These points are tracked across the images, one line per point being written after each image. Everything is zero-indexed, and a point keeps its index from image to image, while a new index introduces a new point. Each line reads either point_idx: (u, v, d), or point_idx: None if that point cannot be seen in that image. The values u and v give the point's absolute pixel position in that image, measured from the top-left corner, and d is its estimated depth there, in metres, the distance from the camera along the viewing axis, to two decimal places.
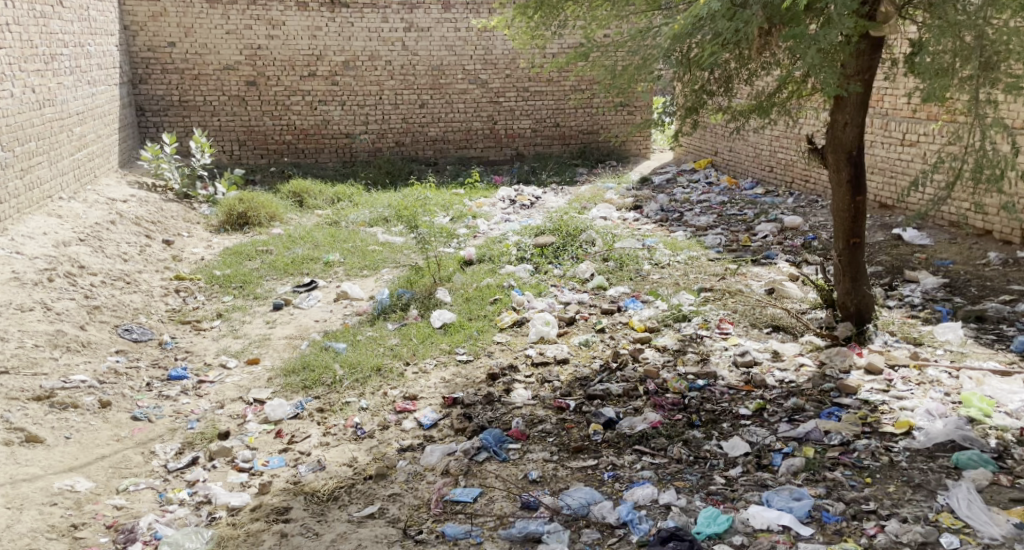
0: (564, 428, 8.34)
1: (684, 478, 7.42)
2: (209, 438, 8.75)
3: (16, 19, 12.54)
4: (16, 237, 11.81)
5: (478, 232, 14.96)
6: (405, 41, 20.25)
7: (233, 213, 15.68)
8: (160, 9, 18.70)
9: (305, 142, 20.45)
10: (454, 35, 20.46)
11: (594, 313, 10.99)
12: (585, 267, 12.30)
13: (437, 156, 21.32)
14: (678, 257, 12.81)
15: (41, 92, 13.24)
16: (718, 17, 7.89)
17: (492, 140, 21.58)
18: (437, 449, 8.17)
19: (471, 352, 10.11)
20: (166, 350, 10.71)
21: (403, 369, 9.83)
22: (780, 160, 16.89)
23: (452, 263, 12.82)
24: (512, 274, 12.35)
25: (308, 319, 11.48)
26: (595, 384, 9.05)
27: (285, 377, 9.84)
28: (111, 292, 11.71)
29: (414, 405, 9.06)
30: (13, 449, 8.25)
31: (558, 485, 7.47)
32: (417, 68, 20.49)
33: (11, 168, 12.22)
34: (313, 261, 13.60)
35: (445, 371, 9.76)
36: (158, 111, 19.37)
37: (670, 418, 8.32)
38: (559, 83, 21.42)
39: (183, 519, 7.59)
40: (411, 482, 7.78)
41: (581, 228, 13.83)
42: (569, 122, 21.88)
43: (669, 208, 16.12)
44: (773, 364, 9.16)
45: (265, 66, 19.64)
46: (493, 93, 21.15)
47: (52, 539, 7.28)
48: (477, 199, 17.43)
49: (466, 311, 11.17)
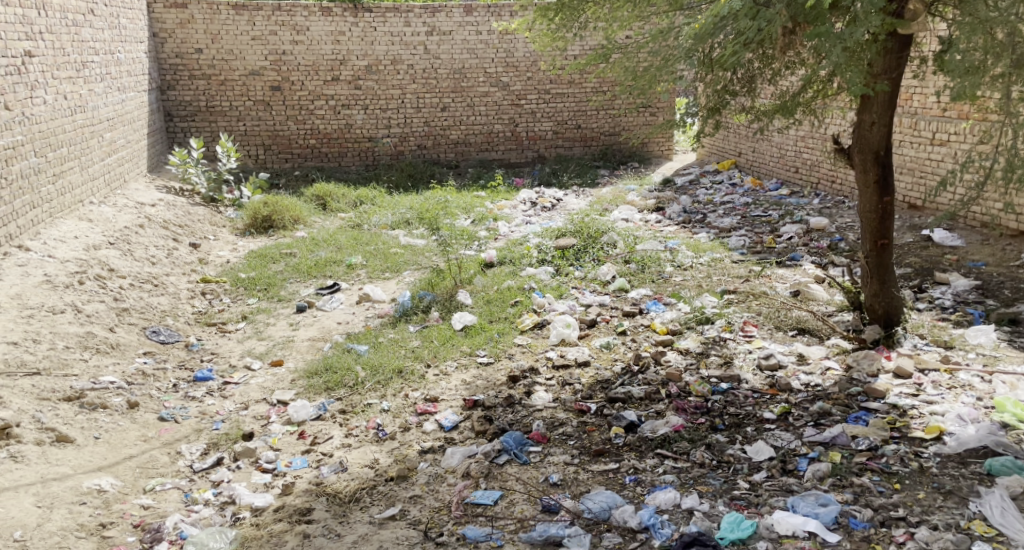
0: (585, 431, 8.42)
1: (707, 482, 7.48)
2: (234, 438, 8.92)
3: (49, 27, 12.81)
4: (49, 241, 12.06)
5: (499, 235, 15.06)
6: (427, 45, 20.39)
7: (259, 216, 15.91)
8: (187, 16, 19.00)
9: (329, 146, 20.66)
10: (475, 38, 20.56)
11: (616, 315, 11.06)
12: (606, 269, 12.37)
13: (458, 159, 21.47)
14: (701, 259, 12.84)
15: (73, 98, 13.50)
16: (740, 16, 7.96)
17: (513, 143, 21.70)
18: (458, 451, 8.28)
19: (492, 355, 10.21)
20: (192, 352, 10.90)
21: (424, 371, 9.95)
22: (806, 160, 16.84)
23: (473, 266, 12.93)
24: (533, 276, 12.44)
25: (331, 321, 11.63)
26: (617, 387, 9.12)
27: (308, 379, 9.99)
28: (140, 295, 11.94)
29: (435, 407, 9.19)
30: (44, 449, 8.45)
31: (579, 489, 7.55)
32: (439, 71, 20.64)
33: (44, 174, 12.48)
34: (335, 264, 13.77)
35: (466, 373, 9.87)
36: (186, 117, 19.69)
37: (693, 421, 8.37)
38: (580, 84, 21.46)
39: (208, 519, 7.75)
40: (432, 484, 7.89)
41: (602, 230, 13.88)
42: (590, 124, 21.90)
43: (692, 210, 16.14)
44: (798, 367, 9.17)
45: (290, 71, 19.87)
46: (514, 96, 21.24)
47: (81, 538, 7.46)
48: (499, 201, 17.53)
49: (487, 314, 11.27)
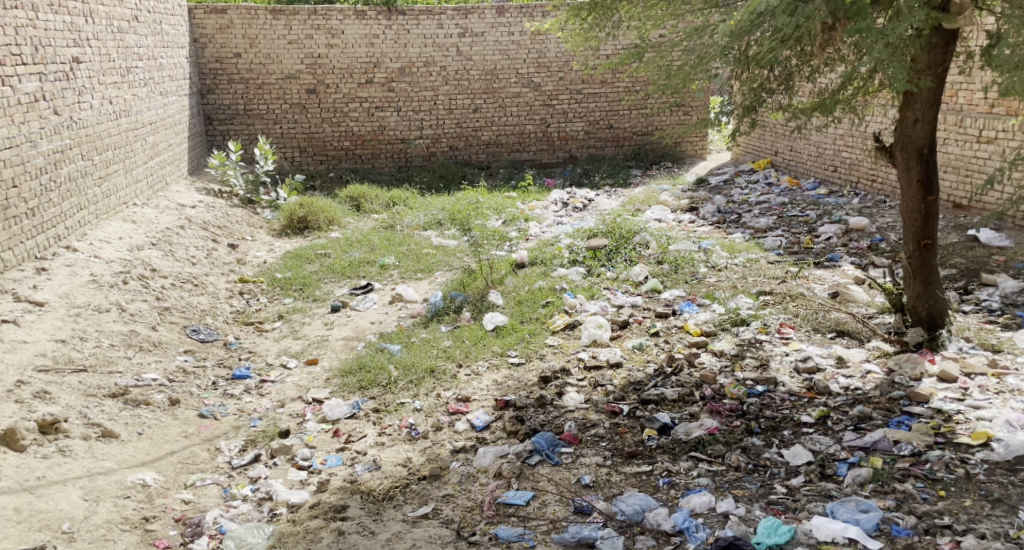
0: (617, 433, 8.53)
1: (743, 486, 7.55)
2: (271, 436, 9.16)
3: (96, 34, 13.19)
4: (95, 242, 12.42)
5: (530, 235, 15.21)
6: (460, 46, 20.58)
7: (294, 217, 16.21)
8: (227, 21, 19.41)
9: (362, 148, 20.96)
10: (507, 39, 20.72)
11: (648, 316, 11.17)
12: (639, 270, 12.46)
13: (490, 159, 21.66)
14: (737, 259, 12.87)
15: (118, 103, 13.87)
16: (778, 12, 8.01)
17: (545, 143, 21.86)
18: (490, 451, 8.44)
19: (524, 355, 10.36)
20: (231, 351, 11.19)
21: (456, 371, 10.13)
22: (845, 159, 16.78)
23: (504, 266, 13.10)
24: (564, 277, 12.57)
25: (365, 321, 11.86)
26: (650, 388, 9.24)
27: (342, 378, 10.21)
28: (181, 294, 12.26)
29: (467, 407, 9.37)
30: (90, 444, 8.72)
31: (611, 491, 7.67)
32: (471, 73, 20.83)
33: (90, 177, 12.85)
34: (369, 265, 14.01)
35: (497, 373, 10.04)
36: (225, 120, 20.11)
37: (728, 424, 8.44)
38: (613, 84, 21.53)
39: (246, 515, 7.97)
40: (464, 484, 8.06)
41: (634, 230, 13.96)
42: (622, 124, 21.97)
43: (726, 210, 16.17)
44: (837, 370, 9.22)
45: (325, 74, 20.18)
46: (546, 96, 21.40)
47: (126, 530, 7.70)
48: (530, 202, 17.68)
49: (519, 314, 11.43)
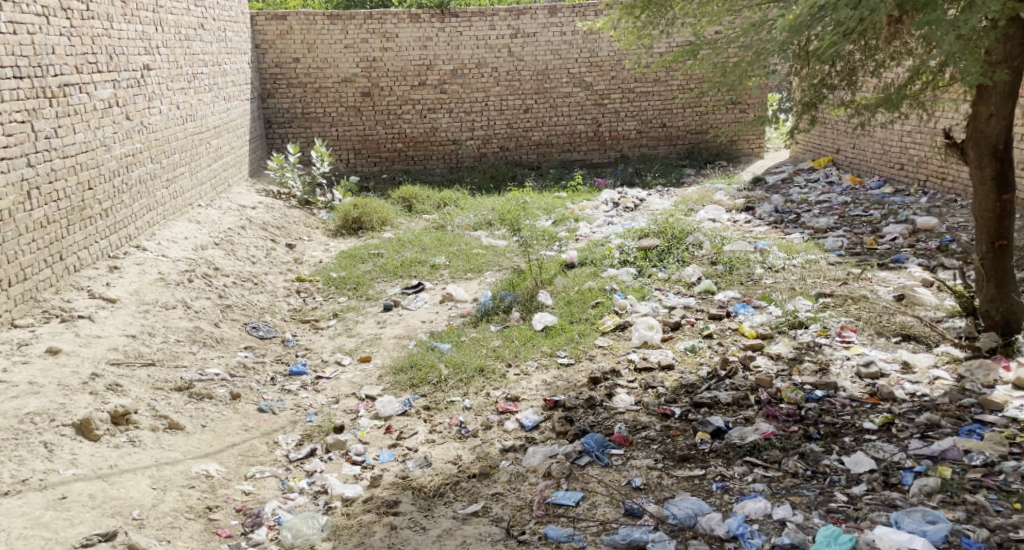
0: (669, 436, 8.69)
1: (801, 493, 7.57)
2: (326, 431, 9.45)
3: (165, 42, 13.76)
4: (162, 241, 12.95)
5: (579, 235, 15.41)
6: (511, 47, 20.88)
7: (349, 218, 16.65)
8: (287, 27, 19.97)
9: (415, 150, 21.38)
10: (559, 39, 20.96)
11: (701, 318, 11.28)
12: (691, 270, 12.59)
13: (540, 160, 21.91)
14: (795, 261, 12.88)
15: (184, 108, 14.43)
16: (841, 6, 7.84)
17: (596, 143, 21.98)
18: (539, 451, 8.65)
19: (573, 356, 10.57)
20: (288, 347, 11.59)
21: (505, 371, 10.39)
22: (912, 157, 16.61)
23: (554, 266, 13.34)
24: (615, 278, 12.76)
25: (416, 320, 12.19)
26: (703, 391, 9.36)
27: (393, 375, 10.53)
28: (242, 292, 12.73)
29: (516, 406, 9.61)
30: (158, 435, 8.88)
31: (662, 494, 7.80)
32: (522, 73, 21.12)
33: (158, 179, 13.41)
34: (420, 264, 14.36)
35: (546, 374, 10.26)
36: (283, 124, 20.67)
37: (784, 430, 8.49)
38: (666, 82, 21.55)
39: (302, 507, 8.23)
40: (514, 483, 8.27)
41: (687, 230, 14.04)
42: (676, 122, 21.96)
43: (784, 209, 16.21)
44: (903, 376, 9.21)
45: (380, 78, 20.63)
46: (598, 95, 21.56)
47: (191, 519, 7.90)
48: (580, 202, 17.87)
49: (568, 315, 11.64)
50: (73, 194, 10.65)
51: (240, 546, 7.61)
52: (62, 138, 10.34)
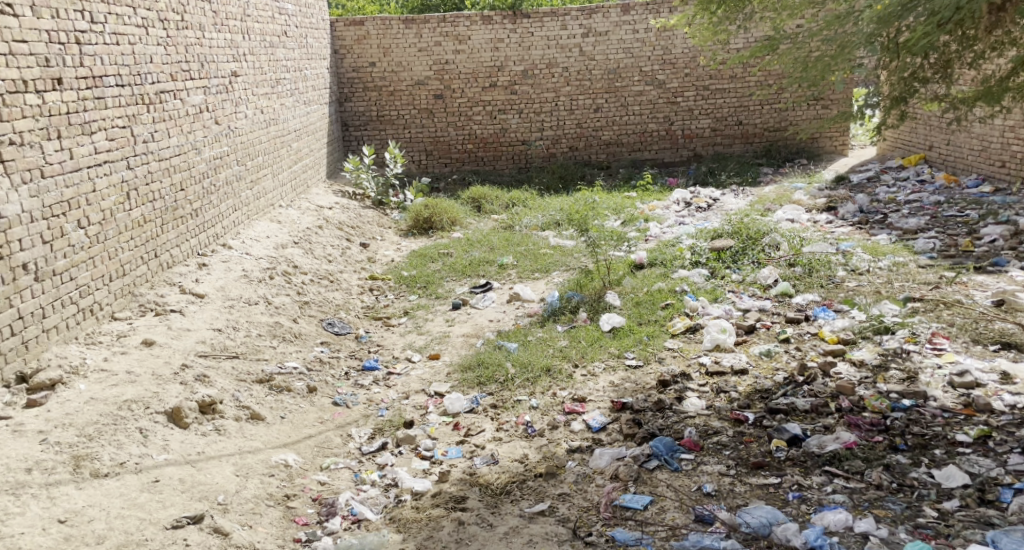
0: (742, 442, 8.69)
1: (886, 506, 7.47)
2: (397, 426, 9.73)
3: (251, 50, 14.38)
4: (246, 241, 13.55)
5: (649, 236, 15.53)
6: (583, 46, 21.07)
7: (420, 218, 17.08)
8: (364, 32, 20.59)
9: (485, 150, 21.75)
10: (632, 37, 21.03)
11: (778, 322, 11.33)
12: (768, 272, 12.62)
13: (609, 159, 22.02)
14: (881, 263, 12.79)
15: (268, 113, 15.04)
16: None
17: (668, 141, 21.93)
18: (606, 453, 8.76)
19: (641, 357, 10.73)
20: (362, 343, 12.04)
21: (572, 371, 10.60)
22: (1015, 154, 16.23)
23: (622, 267, 13.52)
24: (686, 279, 12.89)
25: (483, 319, 12.50)
26: (779, 397, 9.39)
27: (461, 373, 10.86)
28: (319, 289, 13.24)
29: (583, 407, 9.79)
30: (241, 424, 9.13)
31: (735, 501, 7.79)
32: (593, 72, 21.27)
33: (243, 181, 14.04)
34: (488, 264, 14.67)
35: (613, 375, 10.44)
36: (359, 126, 21.30)
37: (868, 440, 8.44)
38: (742, 78, 21.35)
39: (375, 499, 8.42)
40: (580, 483, 8.38)
41: (763, 231, 13.99)
42: (752, 119, 21.72)
43: (870, 210, 16.05)
44: (1000, 386, 9.04)
45: (452, 80, 21.06)
46: (671, 93, 21.49)
47: (271, 506, 8.08)
48: (650, 202, 17.97)
49: (637, 316, 11.81)
50: (167, 195, 11.28)
51: (316, 534, 7.79)
52: (158, 142, 10.98)
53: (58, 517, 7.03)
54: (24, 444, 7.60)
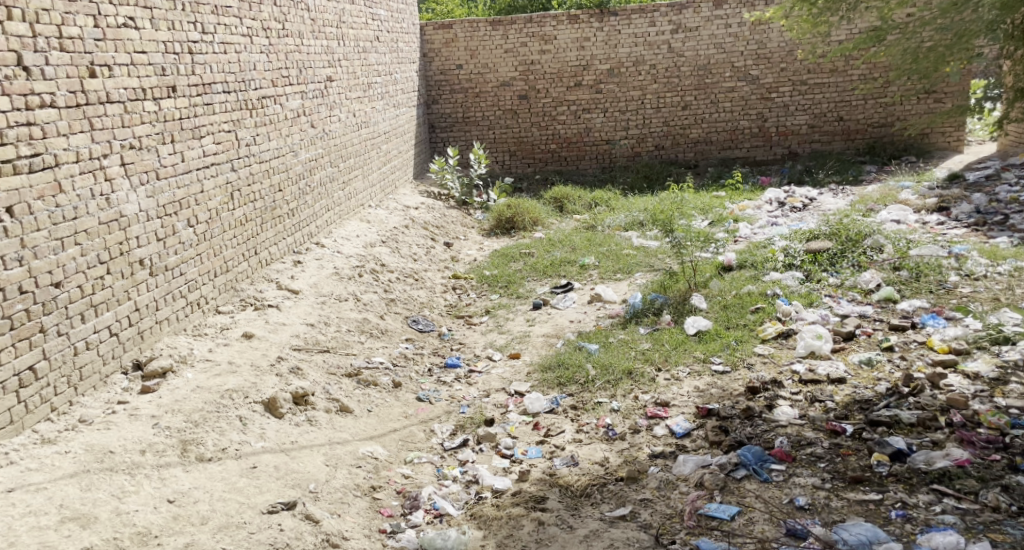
0: (840, 455, 8.30)
1: (1004, 531, 6.92)
2: (478, 423, 9.83)
3: (346, 55, 14.89)
4: (337, 239, 14.06)
5: (738, 237, 15.45)
6: (671, 43, 20.92)
7: (503, 218, 17.36)
8: (451, 35, 21.06)
9: (569, 150, 21.88)
10: (724, 31, 20.74)
11: (880, 329, 11.10)
12: (870, 276, 12.42)
13: (697, 157, 21.70)
14: (998, 267, 12.40)
15: (359, 116, 15.55)
16: None
17: (761, 139, 21.44)
18: (691, 460, 8.59)
19: (728, 363, 10.66)
20: (445, 341, 12.35)
21: (655, 374, 10.61)
22: None
23: (710, 269, 13.52)
24: (778, 282, 12.78)
25: (564, 319, 12.67)
26: (882, 409, 8.97)
27: (541, 373, 11.02)
28: (404, 287, 13.63)
29: (665, 412, 9.74)
30: (331, 416, 9.42)
31: (831, 517, 7.39)
32: (682, 69, 21.07)
33: (336, 182, 14.57)
34: (570, 264, 14.84)
35: (698, 380, 10.40)
36: (445, 128, 21.78)
37: (981, 458, 7.92)
38: (845, 71, 20.69)
39: (456, 494, 8.51)
40: (662, 490, 8.22)
41: (865, 232, 13.75)
42: (855, 115, 20.98)
43: (987, 210, 15.45)
44: None
45: (537, 80, 21.28)
46: (765, 89, 21.05)
47: (358, 496, 8.23)
48: (741, 202, 17.80)
49: (724, 320, 11.77)
50: (267, 195, 11.82)
51: (400, 526, 7.89)
52: (259, 145, 11.52)
53: (168, 497, 7.21)
54: (138, 427, 7.91)
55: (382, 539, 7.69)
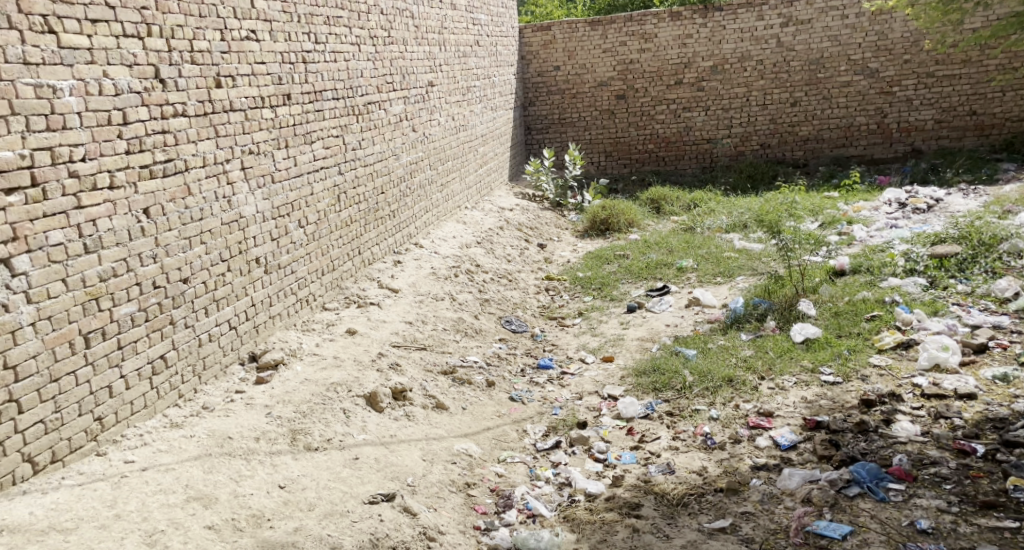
0: (968, 477, 7.90)
1: None
2: (570, 426, 9.77)
3: (446, 60, 15.26)
4: (434, 239, 14.45)
5: (854, 239, 15.08)
6: (781, 37, 20.38)
7: (597, 219, 17.45)
8: (550, 37, 21.34)
9: (667, 150, 21.69)
10: (840, 24, 20.01)
11: (1015, 342, 10.45)
12: (1005, 282, 11.79)
13: (808, 156, 21.03)
14: None
15: (458, 119, 15.91)
16: None
17: (880, 136, 20.50)
18: (797, 474, 8.28)
19: (839, 374, 10.18)
20: (538, 342, 12.39)
21: (757, 384, 10.20)
22: None
23: (819, 273, 13.24)
24: (899, 288, 12.27)
25: (660, 323, 12.55)
26: (1016, 430, 8.48)
27: (635, 377, 10.76)
28: (498, 288, 13.85)
29: (769, 422, 9.37)
30: (427, 412, 9.56)
31: (959, 542, 7.05)
32: (792, 64, 20.48)
33: (435, 184, 14.96)
34: (666, 266, 14.82)
35: (805, 390, 9.96)
36: (541, 130, 22.07)
37: None
38: (979, 62, 19.50)
39: (549, 496, 8.47)
40: (766, 504, 7.98)
41: (1000, 236, 13.08)
42: (990, 108, 19.69)
43: None
44: None
45: (635, 79, 21.26)
46: (886, 82, 20.11)
47: (454, 492, 8.26)
48: (856, 202, 17.44)
49: (835, 328, 11.38)
50: (370, 198, 12.27)
51: (494, 523, 7.91)
52: (364, 149, 11.96)
53: (279, 483, 7.55)
54: (254, 416, 8.35)
55: (477, 535, 7.76)
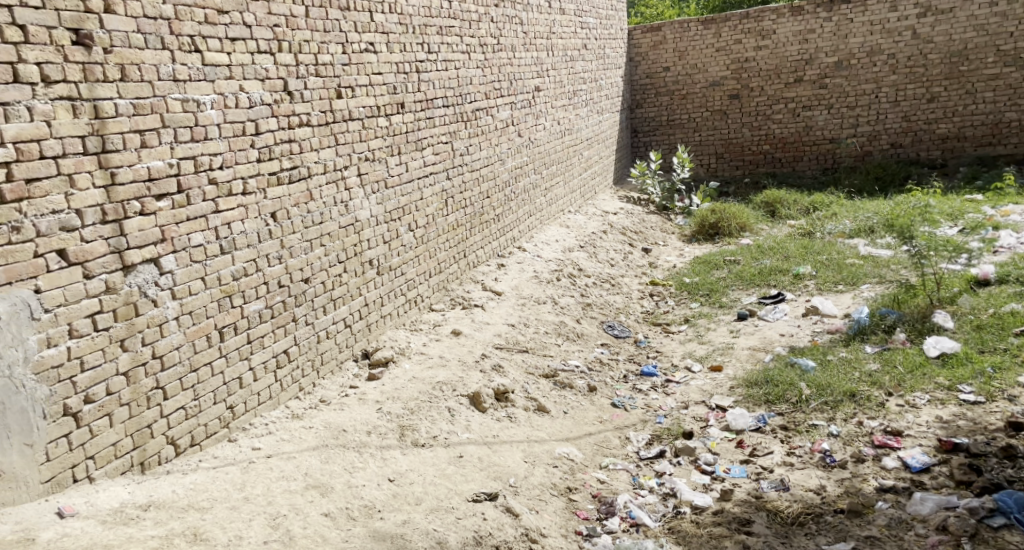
0: None
1: None
2: (675, 435, 9.48)
3: (553, 65, 15.43)
4: (537, 243, 14.64)
5: (1000, 246, 14.11)
6: (917, 28, 19.44)
7: (705, 223, 17.22)
8: (660, 37, 21.40)
9: (784, 151, 21.14)
10: (987, 11, 18.93)
11: None
12: None
13: (946, 156, 19.87)
14: None
15: (563, 124, 16.06)
16: None
17: None
18: (931, 499, 7.67)
19: (981, 393, 9.30)
20: (641, 348, 12.17)
21: (885, 400, 9.52)
22: None
23: (959, 282, 12.25)
24: None
25: (774, 332, 12.05)
26: None
27: (747, 388, 10.31)
28: (601, 293, 13.83)
29: (898, 442, 8.72)
30: (530, 414, 9.57)
31: None
32: (929, 57, 19.47)
33: (539, 188, 15.16)
34: (782, 273, 14.31)
35: (941, 409, 9.19)
36: (648, 132, 22.04)
37: None
38: None
39: (653, 506, 8.25)
40: (894, 530, 7.41)
41: None
42: None
43: None
44: None
45: (750, 78, 20.92)
46: None
47: (555, 496, 8.24)
48: (1002, 206, 16.29)
49: (977, 341, 10.37)
50: (476, 202, 12.56)
51: (596, 531, 7.77)
52: (472, 154, 12.26)
53: (389, 476, 7.73)
54: (366, 411, 8.71)
55: (578, 541, 7.67)
